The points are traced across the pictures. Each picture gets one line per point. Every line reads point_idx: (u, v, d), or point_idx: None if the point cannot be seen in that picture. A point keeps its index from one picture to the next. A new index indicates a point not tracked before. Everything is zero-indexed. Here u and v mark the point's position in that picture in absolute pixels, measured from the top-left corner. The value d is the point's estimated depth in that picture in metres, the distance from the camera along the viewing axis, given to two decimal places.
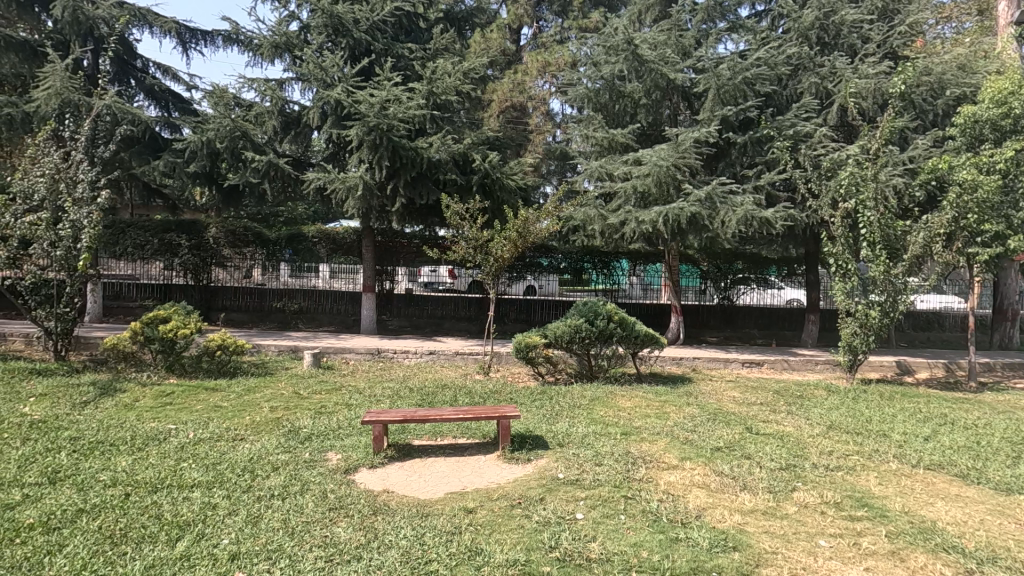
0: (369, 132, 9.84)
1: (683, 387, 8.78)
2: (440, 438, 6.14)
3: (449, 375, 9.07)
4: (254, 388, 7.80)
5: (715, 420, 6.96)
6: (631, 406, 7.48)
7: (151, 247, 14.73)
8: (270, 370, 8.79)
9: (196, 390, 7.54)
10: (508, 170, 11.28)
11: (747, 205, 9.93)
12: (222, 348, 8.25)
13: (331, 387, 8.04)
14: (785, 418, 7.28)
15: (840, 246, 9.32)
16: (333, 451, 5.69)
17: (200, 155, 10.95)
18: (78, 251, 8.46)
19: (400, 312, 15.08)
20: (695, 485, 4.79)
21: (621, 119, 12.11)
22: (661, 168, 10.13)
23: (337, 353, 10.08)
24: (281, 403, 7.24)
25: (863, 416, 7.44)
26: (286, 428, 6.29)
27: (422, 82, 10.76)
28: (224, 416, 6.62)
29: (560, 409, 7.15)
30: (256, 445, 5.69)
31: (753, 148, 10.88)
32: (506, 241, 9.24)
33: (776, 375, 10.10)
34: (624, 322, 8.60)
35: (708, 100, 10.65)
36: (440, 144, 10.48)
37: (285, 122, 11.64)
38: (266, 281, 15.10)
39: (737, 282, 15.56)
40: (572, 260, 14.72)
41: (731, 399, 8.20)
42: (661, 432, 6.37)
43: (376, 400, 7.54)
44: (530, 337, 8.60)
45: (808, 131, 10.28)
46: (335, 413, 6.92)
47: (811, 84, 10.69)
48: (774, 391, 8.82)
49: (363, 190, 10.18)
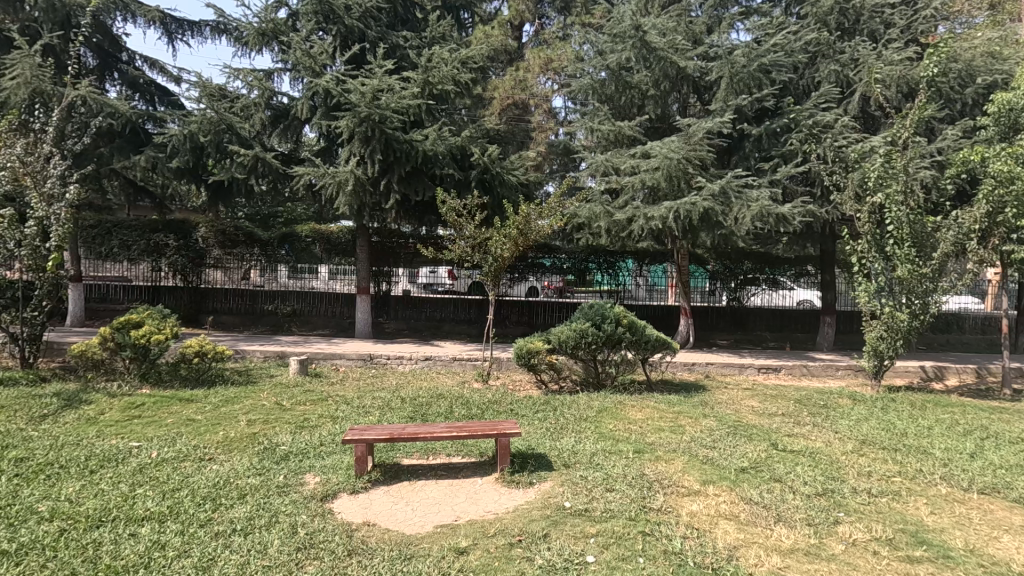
0: (360, 123, 9.26)
1: (697, 395, 8.16)
2: (432, 457, 5.52)
3: (446, 383, 8.46)
4: (233, 399, 7.18)
5: (736, 434, 6.33)
6: (643, 418, 6.85)
7: (138, 248, 14.17)
8: (254, 378, 8.18)
9: (169, 401, 6.93)
10: (508, 165, 10.66)
11: (763, 199, 9.31)
12: (200, 355, 7.65)
13: (317, 397, 7.43)
14: (811, 431, 6.65)
15: (865, 244, 8.69)
16: (312, 473, 5.07)
17: (183, 149, 10.34)
18: (46, 250, 7.86)
19: (398, 315, 14.47)
20: (721, 517, 4.17)
21: (628, 112, 11.48)
22: (671, 161, 9.51)
23: (327, 359, 9.48)
24: (260, 416, 6.62)
25: (898, 429, 6.79)
26: (262, 445, 5.68)
27: (417, 71, 10.17)
28: (196, 431, 6.01)
29: (566, 423, 6.53)
30: (225, 466, 5.07)
31: (768, 140, 10.26)
32: (506, 239, 8.60)
33: (796, 382, 9.46)
34: (633, 326, 8.00)
35: (721, 89, 10.02)
36: (436, 137, 9.86)
37: (274, 114, 11.04)
38: (258, 282, 14.53)
39: (747, 282, 14.94)
40: (577, 260, 14.13)
41: (750, 409, 7.58)
42: (678, 449, 5.74)
43: (364, 412, 6.92)
44: (532, 341, 8.03)
45: (828, 120, 9.63)
46: (318, 427, 6.29)
47: (830, 72, 10.03)
48: (796, 400, 8.19)
49: (355, 185, 9.57)
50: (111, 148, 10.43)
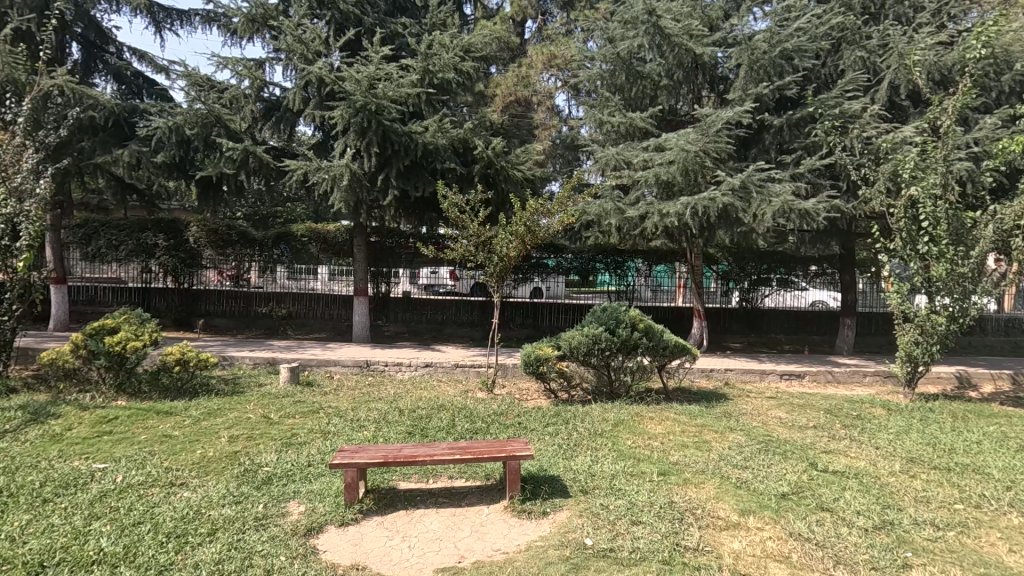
0: (355, 113, 8.69)
1: (719, 406, 7.55)
2: (432, 480, 4.93)
3: (447, 392, 7.85)
4: (216, 412, 6.58)
5: (768, 452, 5.73)
6: (664, 433, 6.24)
7: (126, 248, 13.48)
8: (241, 388, 7.58)
9: (145, 414, 6.34)
10: (514, 159, 10.06)
11: (786, 194, 8.69)
12: (182, 363, 7.05)
13: (308, 409, 6.82)
14: (850, 447, 6.04)
15: (899, 241, 8.06)
16: (296, 501, 4.48)
17: (169, 143, 9.76)
18: (17, 250, 7.28)
19: (397, 318, 13.88)
20: (770, 559, 3.61)
21: (639, 103, 10.86)
22: (687, 154, 8.90)
23: (320, 366, 8.90)
24: (244, 431, 6.02)
25: (945, 444, 6.17)
26: (243, 466, 5.09)
27: (417, 59, 9.58)
28: (171, 450, 5.42)
29: (581, 438, 5.93)
30: (198, 493, 4.47)
31: (791, 131, 9.64)
32: (511, 237, 8.00)
33: (821, 390, 8.84)
34: (650, 331, 7.41)
35: (740, 77, 9.40)
36: (437, 128, 9.26)
37: (265, 107, 10.46)
38: (253, 283, 13.97)
39: (761, 282, 14.32)
40: (584, 260, 13.54)
41: (778, 421, 6.97)
42: (708, 471, 5.14)
43: (359, 426, 6.32)
44: (541, 347, 7.43)
45: (856, 109, 9.01)
46: (307, 445, 5.69)
47: (856, 58, 9.42)
48: (826, 410, 7.58)
49: (350, 180, 8.97)
50: (93, 142, 9.84)
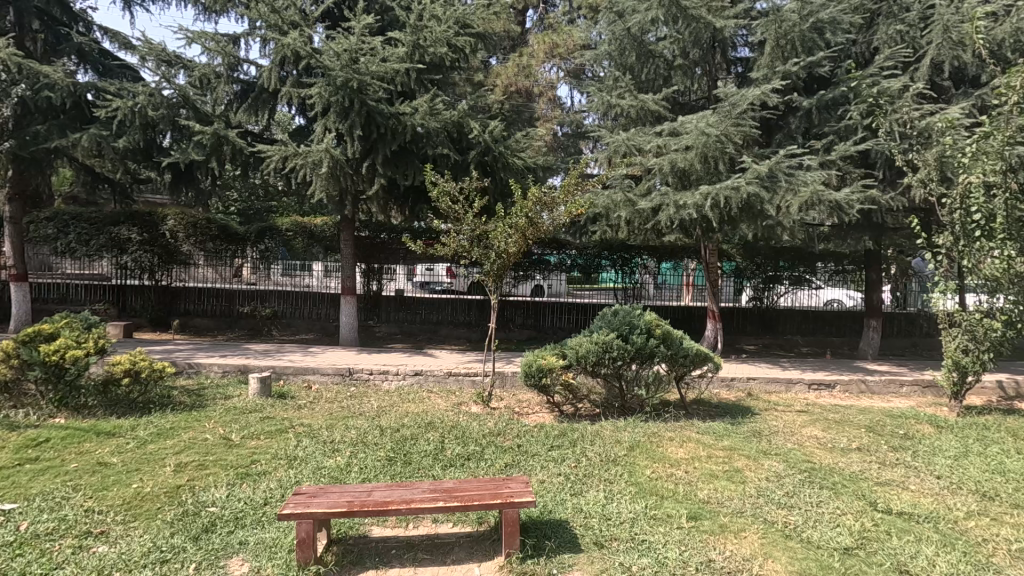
0: (336, 91, 7.82)
1: (746, 422, 6.66)
2: (413, 526, 4.04)
3: (438, 406, 6.95)
4: (168, 432, 5.67)
5: (814, 483, 4.85)
6: (689, 459, 5.35)
7: (96, 243, 12.66)
8: (204, 402, 6.67)
9: (82, 436, 5.42)
10: (514, 145, 9.16)
11: (817, 182, 7.79)
12: (132, 374, 6.12)
13: (276, 428, 5.91)
14: (906, 476, 5.15)
15: (949, 237, 7.14)
16: (238, 557, 3.60)
17: (131, 126, 8.80)
18: None
19: (390, 318, 13.02)
20: None
21: (652, 86, 9.95)
22: (707, 138, 8.00)
23: (297, 375, 8.00)
24: (196, 457, 5.11)
25: (1018, 473, 5.26)
26: (182, 507, 4.18)
27: (406, 33, 8.68)
28: (102, 482, 4.53)
29: (592, 467, 5.05)
30: (116, 548, 3.59)
31: (820, 114, 8.73)
32: (510, 230, 7.08)
33: (857, 402, 7.93)
34: (668, 338, 6.54)
35: (766, 53, 8.46)
36: (428, 110, 8.35)
37: (241, 88, 9.53)
38: (235, 281, 13.07)
39: (778, 280, 13.42)
40: (588, 256, 12.66)
41: (816, 443, 6.06)
42: (747, 513, 4.23)
43: (334, 449, 5.43)
44: (544, 356, 6.53)
45: (894, 88, 8.09)
46: (268, 476, 4.79)
47: (892, 33, 8.48)
48: (867, 428, 6.67)
49: (331, 166, 8.06)
50: (48, 125, 8.90)
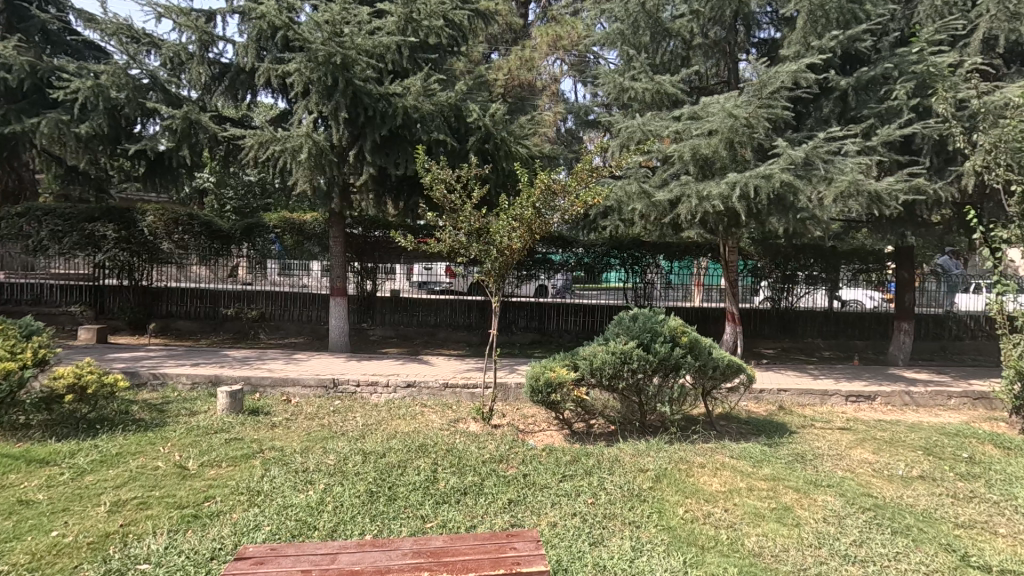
0: (318, 68, 7.02)
1: (784, 443, 5.79)
2: None
3: (432, 424, 6.13)
4: (112, 459, 4.82)
5: (886, 526, 3.98)
6: (728, 493, 4.49)
7: (69, 241, 11.52)
8: (165, 420, 5.85)
9: (7, 466, 4.58)
10: (518, 130, 8.33)
11: (858, 169, 6.94)
12: (76, 390, 5.29)
13: (242, 454, 5.06)
14: (993, 516, 4.28)
15: (1014, 230, 6.26)
16: None
17: (95, 110, 7.98)
18: None
19: (384, 321, 12.19)
20: None
21: (668, 68, 9.10)
22: (734, 121, 7.14)
23: (276, 388, 7.17)
24: (139, 493, 4.26)
25: None
26: (101, 565, 3.33)
27: (397, 6, 7.85)
28: (11, 530, 3.68)
29: (615, 505, 4.19)
30: None
31: (858, 96, 7.87)
32: (514, 223, 6.23)
33: (903, 416, 7.07)
34: (695, 348, 5.68)
35: (799, 26, 7.61)
36: (421, 90, 7.52)
37: (219, 70, 8.72)
38: (219, 281, 12.25)
39: (799, 280, 12.56)
40: (596, 254, 11.82)
41: (870, 470, 5.20)
42: (811, 571, 3.39)
43: (307, 480, 4.59)
44: (553, 367, 5.67)
45: (943, 65, 7.23)
46: (221, 518, 3.95)
47: (938, 5, 7.62)
48: (924, 449, 5.80)
49: (314, 152, 7.24)
50: (5, 109, 8.10)
